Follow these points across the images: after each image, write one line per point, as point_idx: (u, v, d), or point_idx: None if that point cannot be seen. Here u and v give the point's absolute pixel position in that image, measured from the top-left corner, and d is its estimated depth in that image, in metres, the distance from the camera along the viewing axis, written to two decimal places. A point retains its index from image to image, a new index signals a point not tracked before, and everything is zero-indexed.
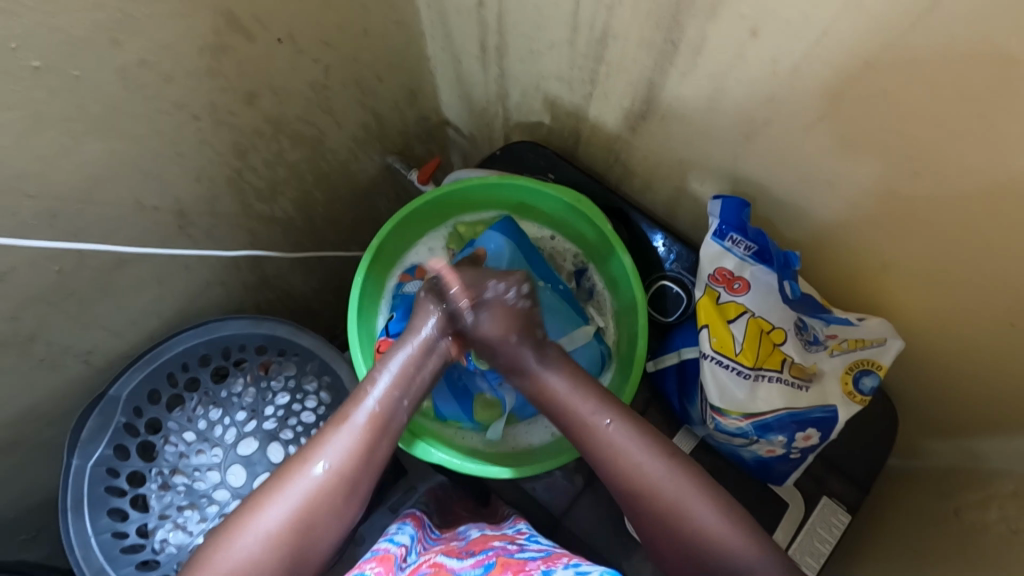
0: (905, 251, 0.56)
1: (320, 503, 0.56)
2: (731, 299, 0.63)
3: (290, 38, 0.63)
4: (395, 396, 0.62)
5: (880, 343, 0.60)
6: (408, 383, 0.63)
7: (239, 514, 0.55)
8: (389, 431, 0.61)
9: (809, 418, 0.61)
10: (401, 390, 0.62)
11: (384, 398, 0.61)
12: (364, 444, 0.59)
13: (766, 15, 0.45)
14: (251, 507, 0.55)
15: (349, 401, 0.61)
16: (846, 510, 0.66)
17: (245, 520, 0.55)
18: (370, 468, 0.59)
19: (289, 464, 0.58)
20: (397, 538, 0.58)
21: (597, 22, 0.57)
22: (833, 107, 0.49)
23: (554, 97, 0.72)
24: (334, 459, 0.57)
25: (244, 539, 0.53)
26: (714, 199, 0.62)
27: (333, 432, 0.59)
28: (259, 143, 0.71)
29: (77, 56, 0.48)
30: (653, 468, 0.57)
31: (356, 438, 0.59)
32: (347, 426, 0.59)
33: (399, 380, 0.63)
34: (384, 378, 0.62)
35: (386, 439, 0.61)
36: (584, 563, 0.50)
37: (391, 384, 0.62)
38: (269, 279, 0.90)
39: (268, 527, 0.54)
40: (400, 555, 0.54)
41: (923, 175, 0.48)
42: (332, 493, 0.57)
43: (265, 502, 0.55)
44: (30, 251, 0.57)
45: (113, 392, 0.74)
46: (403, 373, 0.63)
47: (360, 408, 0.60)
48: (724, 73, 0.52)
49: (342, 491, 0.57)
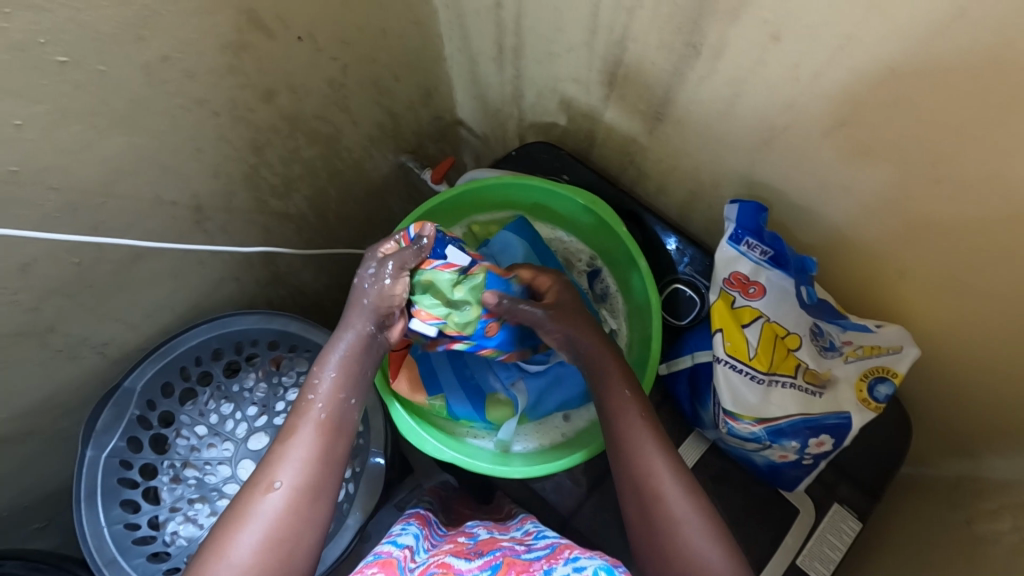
0: (921, 260, 0.56)
1: (290, 520, 0.53)
2: (746, 304, 0.63)
3: (309, 37, 0.64)
4: (343, 397, 0.57)
5: (896, 351, 0.60)
6: (352, 382, 0.58)
7: (204, 551, 0.51)
8: (344, 431, 0.57)
9: (822, 425, 0.61)
10: (346, 390, 0.58)
11: (330, 402, 0.57)
12: (323, 451, 0.56)
13: (789, 19, 0.45)
14: (215, 541, 0.51)
15: (293, 412, 0.57)
16: (857, 517, 0.66)
17: (213, 557, 0.50)
18: (333, 471, 0.56)
19: (245, 491, 0.54)
20: (399, 539, 0.58)
21: (617, 25, 0.57)
22: (855, 113, 0.48)
23: (570, 98, 0.72)
24: (293, 475, 0.54)
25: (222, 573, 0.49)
26: (731, 203, 0.62)
27: (284, 447, 0.55)
28: (277, 139, 0.72)
29: (103, 52, 0.48)
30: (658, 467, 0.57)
31: (312, 448, 0.55)
32: (297, 438, 0.55)
33: (342, 380, 0.58)
34: (327, 380, 0.57)
35: (342, 440, 0.57)
36: (583, 558, 0.51)
37: (334, 385, 0.57)
38: (282, 275, 0.91)
39: (242, 558, 0.50)
40: (404, 557, 0.54)
41: (943, 181, 0.48)
42: (299, 507, 0.53)
43: (230, 532, 0.51)
44: (51, 243, 0.58)
45: (128, 384, 0.74)
46: (345, 371, 0.58)
47: (306, 418, 0.56)
48: (743, 78, 0.52)
49: (308, 503, 0.54)
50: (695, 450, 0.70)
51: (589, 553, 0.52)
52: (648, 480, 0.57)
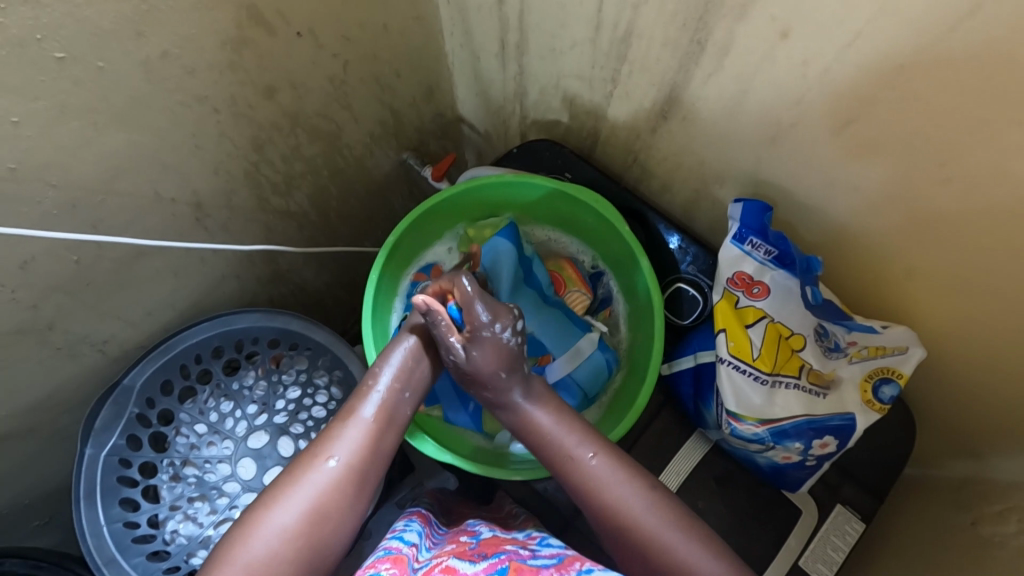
0: (928, 260, 0.55)
1: (336, 496, 0.56)
2: (750, 304, 0.63)
3: (310, 33, 0.63)
4: (398, 389, 0.63)
5: (901, 352, 0.59)
6: (410, 377, 0.64)
7: (254, 511, 0.55)
8: (394, 424, 0.62)
9: (827, 426, 0.60)
10: (403, 383, 0.64)
11: (388, 391, 0.62)
12: (374, 437, 0.60)
13: (797, 16, 0.44)
14: (265, 503, 0.55)
15: (353, 396, 0.62)
16: (860, 518, 0.66)
17: (261, 517, 0.54)
18: (380, 459, 0.60)
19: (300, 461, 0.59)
20: (405, 536, 0.58)
21: (621, 21, 0.56)
22: (863, 111, 0.48)
23: (573, 95, 0.72)
24: (346, 452, 0.58)
25: (263, 538, 0.53)
26: (735, 203, 0.61)
27: (341, 426, 0.60)
28: (278, 137, 0.71)
29: (102, 48, 0.48)
30: (624, 492, 0.57)
31: (366, 431, 0.60)
32: (355, 419, 0.60)
33: (400, 374, 0.64)
34: (388, 371, 0.64)
35: (392, 432, 0.62)
36: (594, 569, 0.50)
37: (394, 378, 0.63)
38: (282, 273, 0.90)
39: (285, 525, 0.54)
40: (412, 555, 0.54)
41: (952, 180, 0.47)
42: (345, 485, 0.57)
43: (281, 496, 0.55)
44: (50, 241, 0.57)
45: (126, 382, 0.74)
46: (404, 365, 0.64)
47: (367, 402, 0.61)
48: (749, 75, 0.52)
49: (355, 483, 0.58)
50: (697, 451, 0.69)
51: (599, 564, 0.51)
52: (627, 520, 0.56)
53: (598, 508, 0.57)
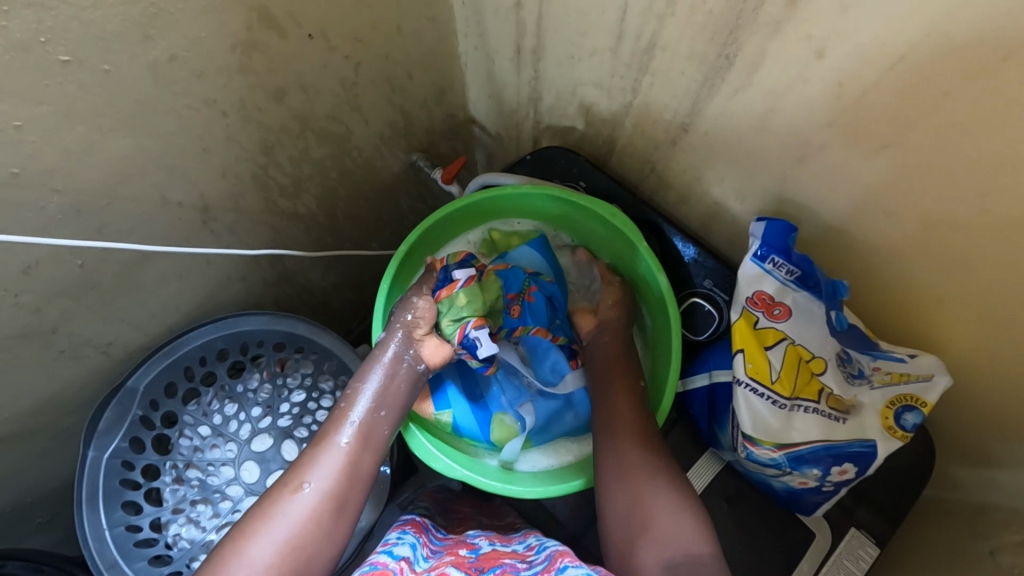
0: (957, 286, 0.53)
1: (313, 524, 0.56)
2: (770, 325, 0.61)
3: (322, 34, 0.61)
4: (373, 410, 0.64)
5: (926, 379, 0.57)
6: (385, 397, 0.66)
7: (228, 543, 0.55)
8: (371, 445, 0.63)
9: (846, 453, 0.59)
10: (378, 404, 0.65)
11: (363, 413, 0.64)
12: (350, 460, 0.61)
13: (834, 33, 0.42)
14: (239, 535, 0.55)
15: (328, 423, 0.63)
16: (875, 543, 0.64)
17: (234, 549, 0.54)
18: (358, 481, 0.60)
19: (274, 491, 0.59)
20: (396, 549, 0.56)
21: (645, 32, 0.54)
22: (897, 132, 0.46)
23: (590, 103, 0.70)
24: (321, 478, 0.58)
25: (236, 572, 0.52)
26: (757, 221, 0.59)
27: (315, 453, 0.60)
28: (287, 139, 0.69)
29: (110, 51, 0.47)
30: (633, 463, 0.60)
31: (341, 455, 0.60)
32: (330, 445, 0.61)
33: (376, 395, 0.65)
34: (362, 395, 0.65)
35: (369, 453, 0.62)
36: (571, 567, 0.51)
37: (369, 399, 0.65)
38: (289, 275, 0.89)
39: (261, 557, 0.53)
40: (401, 568, 0.53)
41: (988, 204, 0.45)
42: (322, 512, 0.57)
43: (256, 526, 0.55)
44: (53, 245, 0.56)
45: (130, 384, 0.73)
46: (379, 389, 0.66)
47: (341, 427, 0.62)
48: (780, 92, 0.50)
49: (331, 510, 0.57)
50: (710, 470, 0.68)
51: (579, 561, 0.53)
52: (644, 527, 0.56)
53: (617, 477, 0.60)
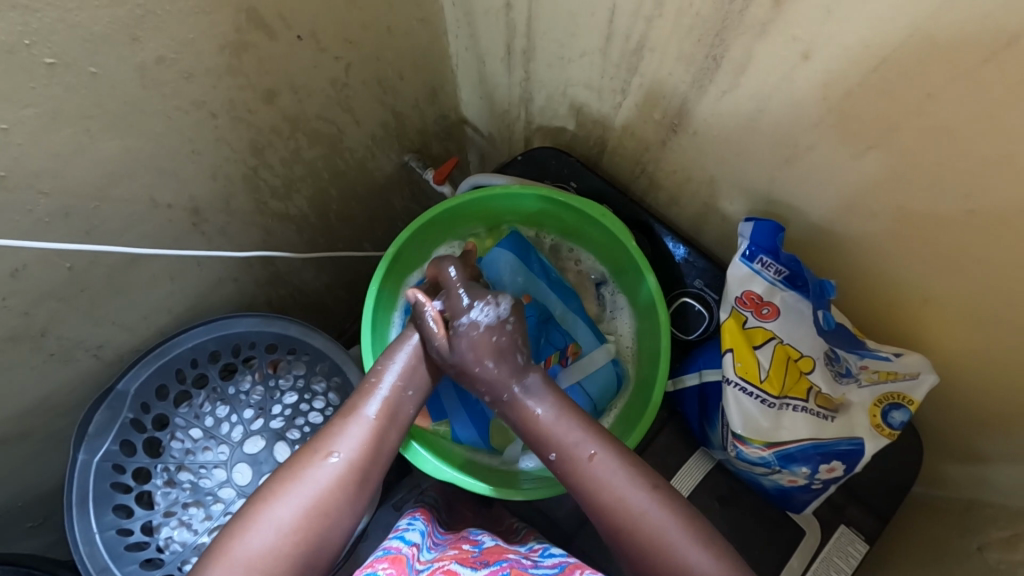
0: (945, 286, 0.54)
1: (337, 492, 0.57)
2: (758, 324, 0.62)
3: (312, 36, 0.61)
4: (402, 387, 0.64)
5: (913, 377, 0.58)
6: (413, 375, 0.65)
7: (255, 503, 0.56)
8: (397, 422, 0.63)
9: (834, 451, 0.59)
10: (407, 381, 0.65)
11: (391, 389, 0.63)
12: (376, 434, 0.61)
13: (819, 36, 0.43)
14: (264, 498, 0.56)
15: (357, 394, 0.63)
16: (864, 540, 0.65)
17: (261, 510, 0.55)
18: (381, 457, 0.61)
19: (301, 457, 0.59)
20: (407, 535, 0.57)
21: (634, 34, 0.54)
22: (883, 132, 0.46)
23: (580, 104, 0.70)
24: (348, 449, 0.59)
25: (262, 532, 0.53)
26: (746, 221, 0.60)
27: (342, 424, 0.60)
28: (277, 141, 0.69)
29: (96, 54, 0.46)
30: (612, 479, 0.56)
31: (368, 428, 0.60)
32: (357, 417, 0.61)
33: (405, 371, 0.65)
34: (391, 370, 0.64)
35: (394, 430, 0.62)
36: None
37: (397, 376, 0.64)
38: (280, 276, 0.88)
39: (286, 516, 0.54)
40: (412, 555, 0.53)
41: (972, 203, 0.46)
42: (347, 482, 0.57)
43: (282, 490, 0.56)
44: (41, 247, 0.56)
45: (121, 387, 0.73)
46: (407, 365, 0.65)
47: (370, 400, 0.62)
48: (767, 94, 0.50)
49: (355, 480, 0.58)
50: (699, 469, 0.69)
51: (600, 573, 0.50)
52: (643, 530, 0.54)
53: (598, 495, 0.56)
